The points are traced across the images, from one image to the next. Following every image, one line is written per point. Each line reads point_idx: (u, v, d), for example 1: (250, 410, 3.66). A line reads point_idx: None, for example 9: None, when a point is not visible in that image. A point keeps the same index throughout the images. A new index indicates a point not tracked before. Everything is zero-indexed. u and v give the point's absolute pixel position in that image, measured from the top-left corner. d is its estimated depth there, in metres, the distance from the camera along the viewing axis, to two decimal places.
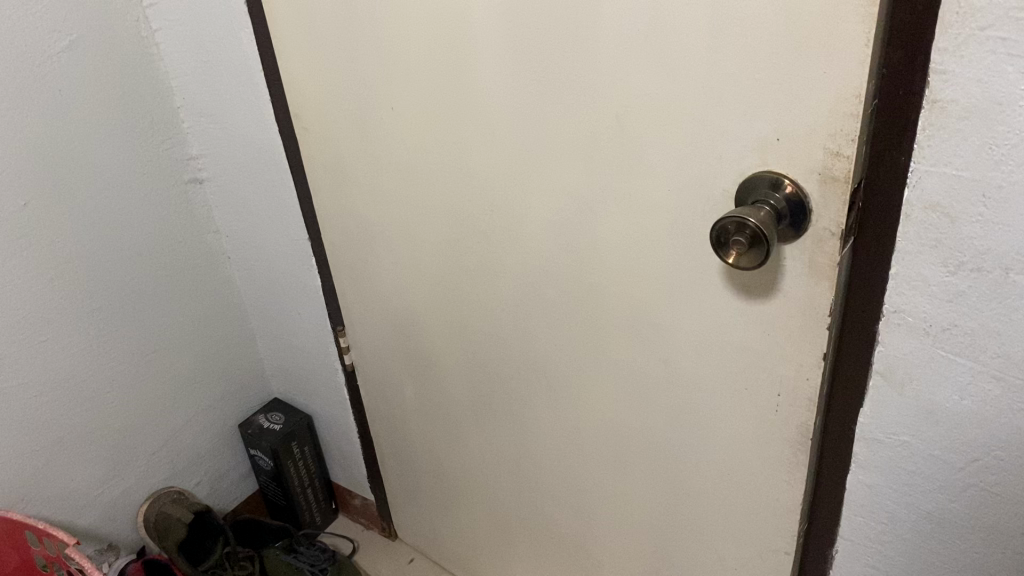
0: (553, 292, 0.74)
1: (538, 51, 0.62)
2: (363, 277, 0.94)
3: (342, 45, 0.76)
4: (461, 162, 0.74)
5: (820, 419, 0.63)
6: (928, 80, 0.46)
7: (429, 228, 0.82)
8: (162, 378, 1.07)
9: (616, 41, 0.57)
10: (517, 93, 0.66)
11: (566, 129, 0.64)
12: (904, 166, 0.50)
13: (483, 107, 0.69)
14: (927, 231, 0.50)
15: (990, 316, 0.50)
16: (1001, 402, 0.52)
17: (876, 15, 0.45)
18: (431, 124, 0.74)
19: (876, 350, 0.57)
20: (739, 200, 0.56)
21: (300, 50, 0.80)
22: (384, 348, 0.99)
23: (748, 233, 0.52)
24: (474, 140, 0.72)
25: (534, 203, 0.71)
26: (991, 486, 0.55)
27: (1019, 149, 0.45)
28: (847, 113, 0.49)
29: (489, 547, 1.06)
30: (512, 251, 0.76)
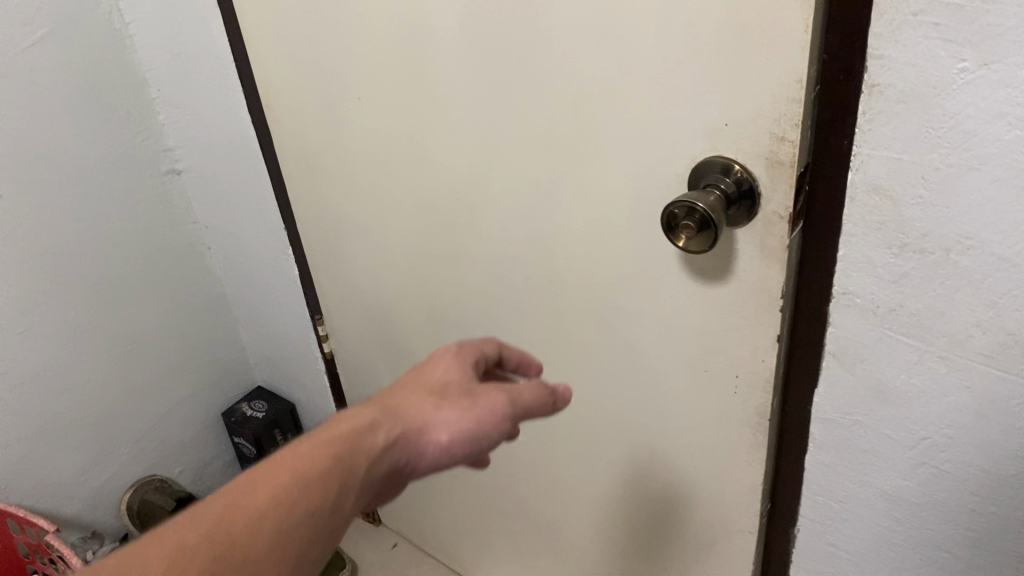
0: (520, 278, 0.76)
1: (495, 39, 0.63)
2: (338, 266, 0.95)
3: (307, 35, 0.76)
4: (427, 150, 0.75)
5: (778, 399, 0.64)
6: (866, 65, 0.47)
7: (399, 216, 0.83)
8: (143, 368, 1.08)
9: (568, 29, 0.58)
10: (477, 81, 0.66)
11: (525, 117, 0.65)
12: (847, 150, 0.51)
13: (445, 95, 0.70)
14: (871, 214, 0.51)
15: (933, 297, 0.51)
16: (947, 380, 0.54)
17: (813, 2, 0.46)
18: (396, 114, 0.75)
19: (827, 331, 0.58)
20: (693, 184, 0.57)
21: (267, 40, 0.81)
22: (361, 336, 1.00)
23: (697, 217, 0.53)
24: (438, 128, 0.73)
25: (498, 191, 0.72)
26: (942, 462, 0.57)
27: (955, 132, 0.46)
28: (790, 98, 0.50)
29: (469, 532, 1.08)
30: (480, 239, 0.77)
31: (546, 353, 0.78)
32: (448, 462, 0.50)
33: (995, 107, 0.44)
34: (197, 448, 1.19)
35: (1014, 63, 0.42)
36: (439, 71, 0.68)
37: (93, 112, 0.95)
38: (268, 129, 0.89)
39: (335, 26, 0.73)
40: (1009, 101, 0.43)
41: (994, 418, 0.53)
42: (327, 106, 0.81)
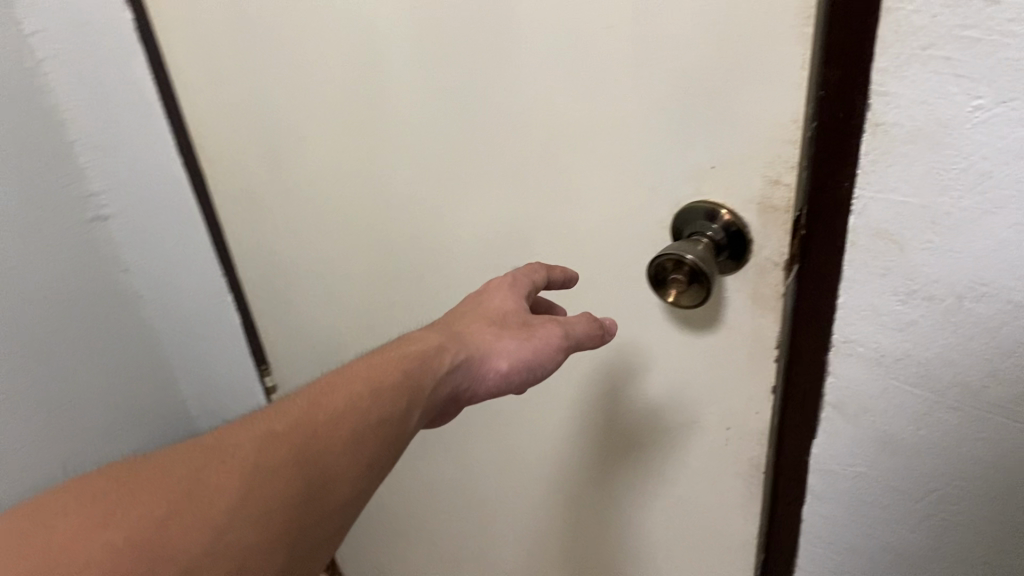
0: None
1: (452, 76, 0.58)
2: (285, 315, 0.89)
3: (243, 72, 0.70)
4: (379, 193, 0.70)
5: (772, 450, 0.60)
6: (869, 103, 0.43)
7: (350, 262, 0.77)
8: (90, 435, 0.97)
9: (535, 65, 0.53)
10: (433, 120, 0.61)
11: (489, 157, 0.60)
12: (847, 193, 0.47)
13: (399, 134, 0.64)
14: (875, 259, 0.47)
15: (945, 346, 0.48)
16: (959, 432, 0.50)
17: (811, 35, 0.42)
18: (346, 155, 0.69)
19: (826, 380, 0.54)
20: (676, 234, 0.53)
21: (197, 78, 0.74)
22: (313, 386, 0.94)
23: (686, 269, 0.48)
24: (391, 170, 0.67)
25: (460, 235, 0.67)
26: (953, 516, 0.53)
27: (968, 173, 0.42)
28: (786, 140, 0.46)
29: None
30: (442, 284, 0.71)
31: (515, 404, 0.73)
32: (505, 387, 0.55)
33: (1013, 147, 0.40)
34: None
35: None
36: (391, 110, 0.63)
37: (13, 158, 0.84)
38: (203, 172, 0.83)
39: (274, 62, 0.67)
40: None
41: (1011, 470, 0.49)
42: (266, 146, 0.75)
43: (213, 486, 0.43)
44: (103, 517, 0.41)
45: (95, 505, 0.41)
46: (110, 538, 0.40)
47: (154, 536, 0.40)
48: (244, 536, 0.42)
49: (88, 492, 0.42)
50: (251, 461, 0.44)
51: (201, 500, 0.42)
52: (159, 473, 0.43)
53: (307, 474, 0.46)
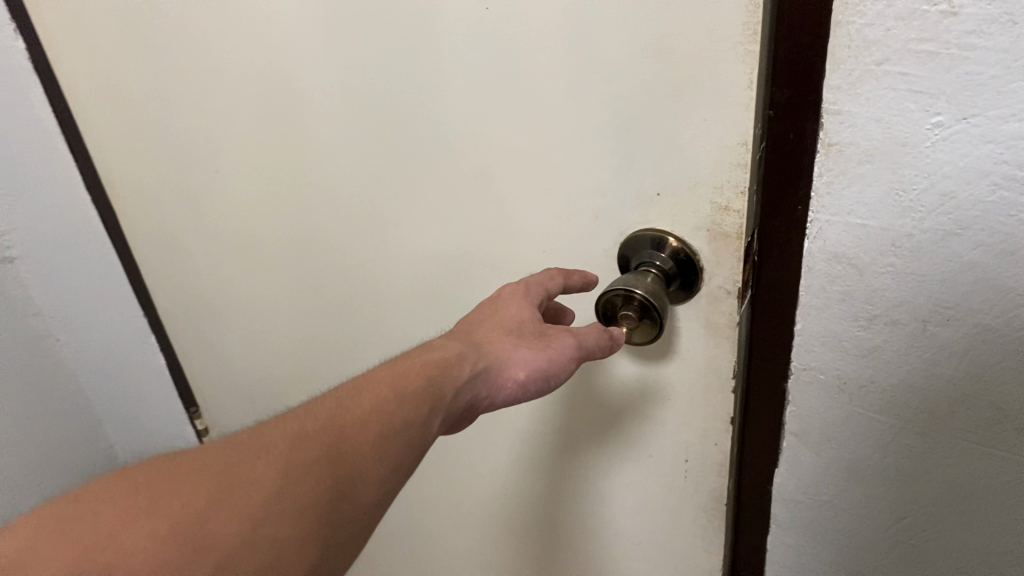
0: None
1: (375, 103, 0.54)
2: (212, 354, 0.84)
3: (149, 102, 0.65)
4: (305, 226, 0.65)
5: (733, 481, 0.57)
6: (821, 122, 0.40)
7: (279, 299, 0.73)
8: (11, 497, 0.90)
9: (463, 88, 0.49)
10: (358, 149, 0.57)
11: (420, 187, 0.56)
12: (802, 218, 0.44)
13: (322, 164, 0.60)
14: (833, 285, 0.45)
15: (911, 371, 0.45)
16: (928, 458, 0.48)
17: (757, 53, 0.39)
18: (267, 188, 0.65)
19: (786, 410, 0.51)
20: (622, 262, 0.50)
21: (99, 110, 0.69)
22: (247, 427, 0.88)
23: (636, 304, 0.45)
24: (316, 202, 0.63)
25: (393, 269, 0.63)
26: (924, 542, 0.51)
27: (929, 193, 0.39)
28: (735, 163, 0.43)
29: None
30: (376, 319, 0.67)
31: (462, 440, 0.70)
32: (525, 397, 0.48)
33: (976, 166, 0.38)
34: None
35: (998, 116, 0.36)
36: (313, 139, 0.59)
37: None
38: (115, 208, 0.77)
39: (183, 91, 0.62)
40: (992, 158, 0.37)
41: (982, 496, 0.47)
42: (180, 181, 0.69)
43: (242, 484, 0.39)
44: (134, 514, 0.38)
45: (127, 500, 0.38)
46: (139, 538, 0.37)
47: (185, 536, 0.37)
48: (275, 540, 0.38)
49: (122, 485, 0.39)
50: (282, 459, 0.40)
51: (230, 500, 0.38)
52: (191, 469, 0.40)
53: (340, 473, 0.41)
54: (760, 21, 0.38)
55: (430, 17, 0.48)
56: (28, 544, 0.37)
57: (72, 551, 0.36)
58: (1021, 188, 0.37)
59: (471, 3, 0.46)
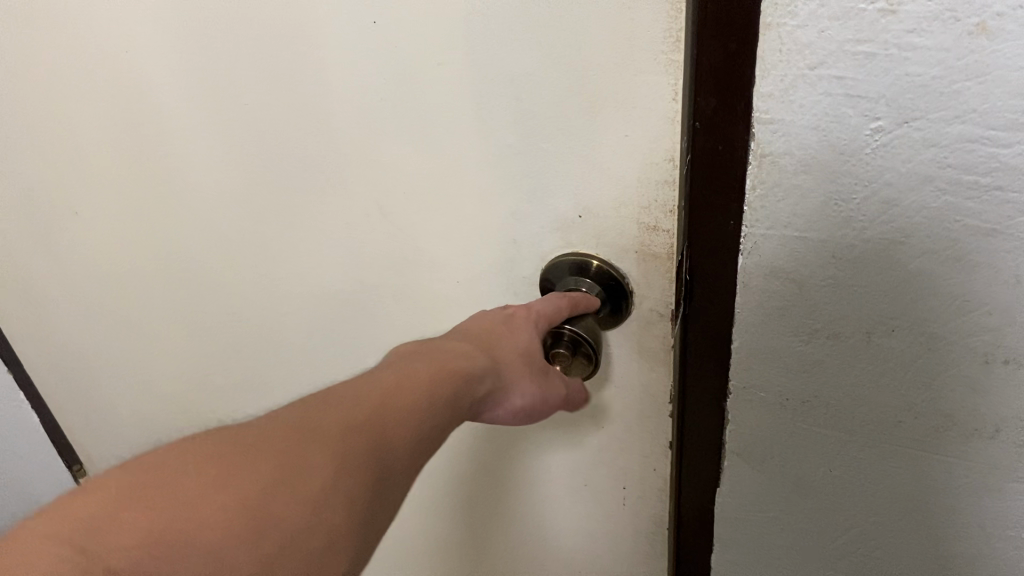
0: None
1: (256, 129, 0.48)
2: (99, 401, 0.77)
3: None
4: (191, 264, 0.59)
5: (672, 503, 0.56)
6: (753, 132, 0.37)
7: (170, 341, 0.67)
8: None
9: (355, 112, 0.45)
10: (242, 180, 0.52)
11: (313, 221, 0.51)
12: (736, 232, 0.41)
13: (201, 200, 0.54)
14: (771, 300, 0.42)
15: (855, 383, 0.43)
16: (874, 470, 0.46)
17: (682, 61, 0.36)
18: (142, 226, 0.59)
19: (725, 429, 0.49)
20: (545, 287, 0.47)
21: None
22: None
23: (566, 340, 0.44)
24: (200, 239, 0.57)
25: (291, 307, 0.58)
26: (871, 551, 0.49)
27: (870, 202, 0.37)
28: (660, 180, 0.40)
29: None
30: (278, 359, 0.62)
31: None
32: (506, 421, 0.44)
33: (919, 171, 0.35)
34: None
35: (941, 118, 0.33)
36: (190, 170, 0.53)
37: None
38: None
39: (35, 122, 0.56)
40: (936, 163, 0.35)
41: (930, 504, 0.46)
42: (43, 221, 0.62)
43: (301, 466, 0.34)
44: (198, 493, 0.32)
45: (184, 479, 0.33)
46: (208, 520, 0.32)
47: (252, 520, 0.32)
48: (331, 531, 0.34)
49: (169, 463, 0.34)
50: (334, 441, 0.35)
51: (292, 482, 0.34)
52: (241, 450, 0.34)
53: (384, 462, 0.36)
54: (682, 29, 0.35)
55: (310, 36, 0.43)
56: (77, 528, 0.31)
57: (137, 537, 0.31)
58: (966, 192, 0.35)
59: (358, 21, 0.41)
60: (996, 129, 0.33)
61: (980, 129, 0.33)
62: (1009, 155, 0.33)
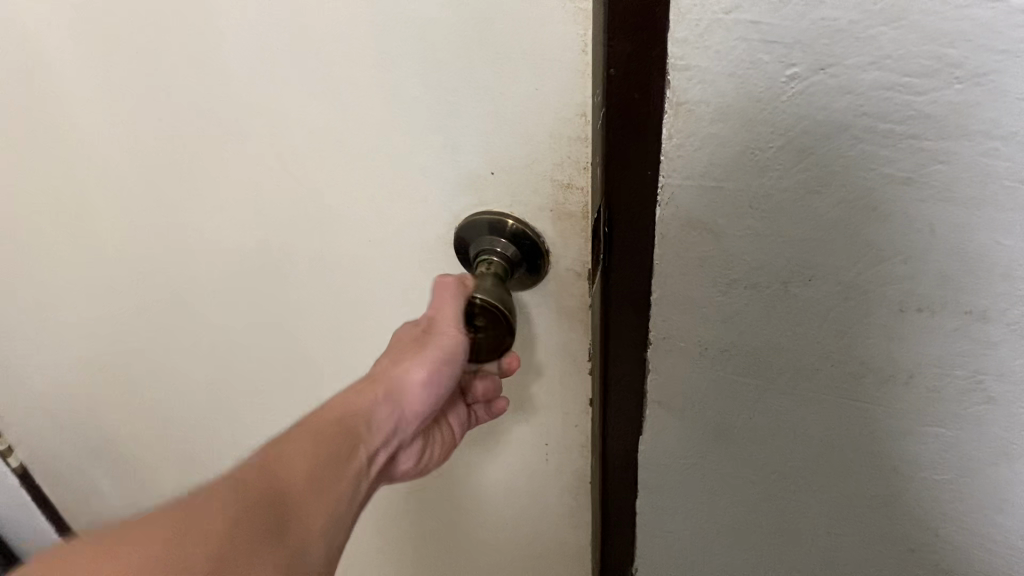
0: (257, 355, 0.61)
1: (150, 77, 0.46)
2: (10, 358, 0.75)
3: None
4: (93, 221, 0.57)
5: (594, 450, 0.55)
6: (668, 80, 0.36)
7: (78, 296, 0.64)
8: None
9: (249, 62, 0.42)
10: (138, 133, 0.49)
11: (220, 172, 0.49)
12: (653, 182, 0.40)
13: (101, 152, 0.52)
14: (689, 251, 0.41)
15: (774, 332, 0.43)
16: (794, 415, 0.46)
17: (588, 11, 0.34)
18: (39, 180, 0.56)
19: (647, 379, 0.48)
20: (459, 245, 0.46)
21: None
22: (67, 425, 0.81)
23: (479, 312, 0.43)
24: (102, 192, 0.54)
25: (202, 263, 0.56)
26: (791, 494, 0.50)
27: (787, 151, 0.36)
28: (575, 135, 0.38)
29: None
30: (192, 315, 0.61)
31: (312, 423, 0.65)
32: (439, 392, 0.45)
33: (836, 119, 0.34)
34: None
35: (857, 64, 0.32)
36: (82, 121, 0.50)
37: None
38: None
39: None
40: (852, 111, 0.34)
41: (849, 448, 0.46)
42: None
43: (204, 499, 0.37)
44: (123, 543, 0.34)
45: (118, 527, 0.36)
46: (137, 543, 0.34)
47: (179, 542, 0.34)
48: (249, 537, 0.36)
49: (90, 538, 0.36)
50: (231, 484, 0.37)
51: (205, 508, 0.36)
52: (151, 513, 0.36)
53: (293, 490, 0.39)
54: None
55: None
56: None
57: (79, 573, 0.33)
58: (882, 141, 0.34)
59: None
60: (911, 76, 0.32)
61: (896, 76, 0.32)
62: (924, 102, 0.33)
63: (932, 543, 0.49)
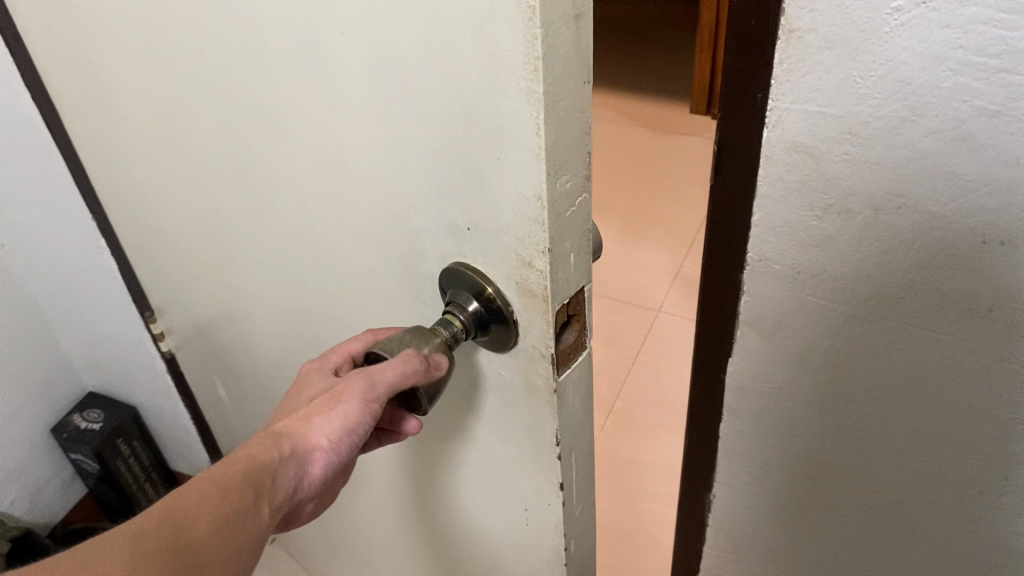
0: (319, 320, 0.65)
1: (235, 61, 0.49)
2: (153, 269, 0.83)
3: (53, 21, 0.60)
4: (199, 170, 0.62)
5: (581, 505, 0.57)
6: (783, 8, 0.40)
7: (196, 233, 0.70)
8: None
9: (294, 58, 0.45)
10: (227, 104, 0.53)
11: (286, 151, 0.52)
12: (761, 106, 0.44)
13: (201, 117, 0.56)
14: (791, 174, 0.46)
15: (861, 259, 0.47)
16: (875, 345, 0.50)
17: (541, 93, 0.35)
18: (161, 126, 0.61)
19: (741, 302, 0.53)
20: (442, 285, 0.48)
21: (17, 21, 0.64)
22: (195, 340, 0.89)
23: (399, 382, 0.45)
24: (204, 149, 0.59)
25: (280, 230, 0.60)
26: (868, 427, 0.54)
27: (886, 80, 0.40)
28: (535, 218, 0.39)
29: (327, 545, 1.00)
30: (275, 273, 0.65)
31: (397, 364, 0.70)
32: (342, 456, 0.47)
33: (932, 52, 0.38)
34: (33, 485, 1.05)
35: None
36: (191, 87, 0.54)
37: None
38: (44, 116, 0.75)
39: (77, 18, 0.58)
40: (949, 43, 0.37)
41: (924, 381, 0.50)
42: (87, 103, 0.67)
43: (102, 554, 0.37)
44: None
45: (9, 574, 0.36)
46: None
47: None
48: None
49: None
50: (129, 542, 0.38)
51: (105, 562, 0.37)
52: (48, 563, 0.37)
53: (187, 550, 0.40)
54: (538, 56, 0.33)
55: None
56: None
57: None
58: (975, 74, 0.38)
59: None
60: (1005, 12, 0.35)
61: (992, 12, 0.36)
62: (1017, 38, 0.36)
63: (1001, 486, 0.52)
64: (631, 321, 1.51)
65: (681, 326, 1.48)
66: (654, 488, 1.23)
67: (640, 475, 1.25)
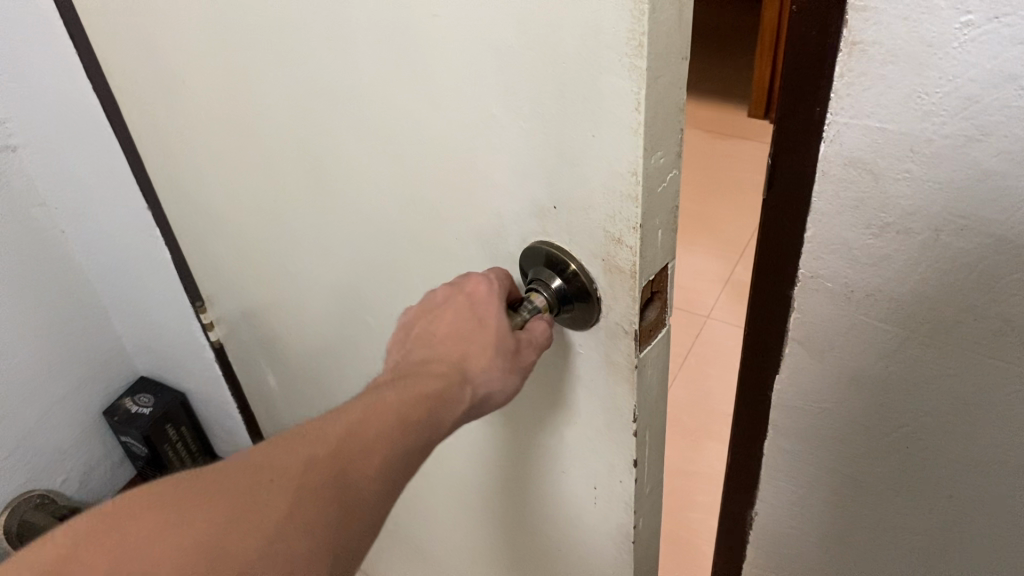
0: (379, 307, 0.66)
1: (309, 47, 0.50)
2: (207, 258, 0.84)
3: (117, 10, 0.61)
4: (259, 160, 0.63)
5: (649, 484, 0.58)
6: (845, 18, 0.39)
7: (253, 221, 0.71)
8: None
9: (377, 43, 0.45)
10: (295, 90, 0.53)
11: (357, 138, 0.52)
12: (820, 118, 0.43)
13: (266, 105, 0.57)
14: (848, 190, 0.44)
15: (919, 281, 0.45)
16: (929, 368, 0.48)
17: (642, 69, 0.35)
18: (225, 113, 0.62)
19: (792, 318, 0.52)
20: (523, 266, 0.49)
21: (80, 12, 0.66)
22: (245, 328, 0.90)
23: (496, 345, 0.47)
24: (265, 136, 0.60)
25: (344, 216, 0.60)
26: (919, 452, 0.52)
27: (953, 97, 0.38)
28: (626, 192, 0.40)
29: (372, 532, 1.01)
30: (333, 261, 0.65)
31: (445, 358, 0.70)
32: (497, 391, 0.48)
33: (1004, 69, 0.36)
34: (84, 464, 1.08)
35: None
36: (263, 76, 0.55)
37: None
38: (105, 105, 0.76)
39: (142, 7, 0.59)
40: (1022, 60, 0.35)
41: (980, 408, 0.48)
42: (147, 92, 0.68)
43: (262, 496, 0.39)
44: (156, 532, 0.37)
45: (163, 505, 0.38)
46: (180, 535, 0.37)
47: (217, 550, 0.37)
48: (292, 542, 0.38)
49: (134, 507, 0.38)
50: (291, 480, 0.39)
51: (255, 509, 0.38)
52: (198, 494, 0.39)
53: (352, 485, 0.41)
54: (643, 32, 0.34)
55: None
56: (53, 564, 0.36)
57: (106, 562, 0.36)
58: None
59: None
60: None
61: None
62: None
63: None
64: (682, 323, 1.49)
65: (731, 331, 1.46)
66: (698, 496, 1.21)
67: (685, 483, 1.23)
